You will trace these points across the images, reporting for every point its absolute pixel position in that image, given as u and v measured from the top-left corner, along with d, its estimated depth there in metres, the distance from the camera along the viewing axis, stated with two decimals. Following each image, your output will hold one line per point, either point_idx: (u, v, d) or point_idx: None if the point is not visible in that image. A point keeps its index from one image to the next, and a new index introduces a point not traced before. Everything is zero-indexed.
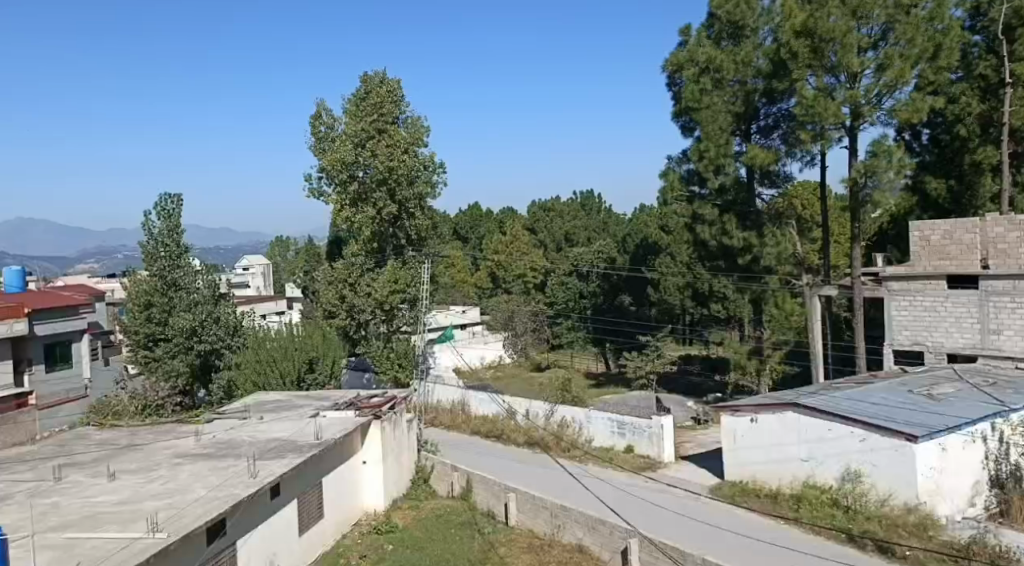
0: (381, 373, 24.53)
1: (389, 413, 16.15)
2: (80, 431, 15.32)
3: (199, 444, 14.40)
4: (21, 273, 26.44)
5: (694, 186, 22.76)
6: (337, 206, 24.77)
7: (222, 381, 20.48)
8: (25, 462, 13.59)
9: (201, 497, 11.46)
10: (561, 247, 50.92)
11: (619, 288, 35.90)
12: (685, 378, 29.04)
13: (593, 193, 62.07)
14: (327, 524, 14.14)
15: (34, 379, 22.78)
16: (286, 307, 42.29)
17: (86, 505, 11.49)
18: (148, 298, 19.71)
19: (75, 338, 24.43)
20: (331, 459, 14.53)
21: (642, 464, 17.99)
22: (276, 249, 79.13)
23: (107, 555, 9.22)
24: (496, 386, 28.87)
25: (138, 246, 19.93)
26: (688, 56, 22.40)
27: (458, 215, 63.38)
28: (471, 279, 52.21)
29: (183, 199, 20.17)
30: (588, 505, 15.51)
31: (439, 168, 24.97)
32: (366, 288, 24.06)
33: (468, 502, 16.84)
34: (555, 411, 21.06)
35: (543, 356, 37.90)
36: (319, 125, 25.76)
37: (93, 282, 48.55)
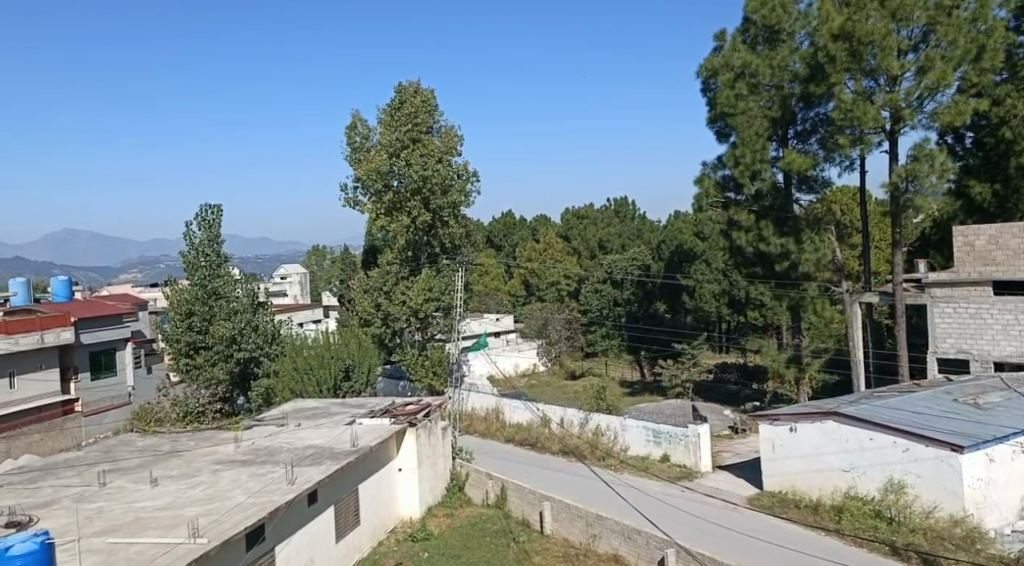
0: (416, 380, 24.63)
1: (424, 420, 16.22)
2: (124, 437, 15.67)
3: (238, 450, 14.62)
4: (67, 283, 27.25)
5: (730, 192, 22.61)
6: (372, 215, 25.05)
7: (260, 389, 20.67)
8: (71, 468, 13.93)
9: (240, 503, 11.63)
10: (595, 255, 50.67)
11: (653, 295, 35.39)
12: (722, 387, 28.71)
13: (626, 199, 61.74)
14: (363, 530, 14.24)
15: (79, 387, 23.31)
16: (322, 316, 42.84)
17: (129, 511, 11.73)
18: (190, 307, 20.03)
19: (119, 346, 25.01)
20: (368, 466, 14.64)
21: (678, 473, 17.80)
22: (313, 259, 80.42)
23: (149, 560, 9.39)
24: (531, 394, 28.85)
25: (180, 255, 20.34)
26: (723, 61, 22.22)
27: (492, 223, 63.69)
28: (504, 287, 52.35)
29: (223, 210, 20.58)
30: (624, 514, 15.37)
31: (473, 177, 25.07)
32: (402, 296, 24.25)
33: (503, 510, 16.82)
34: (590, 419, 21.02)
35: (577, 363, 37.85)
36: (355, 135, 26.07)
37: (138, 292, 49.90)
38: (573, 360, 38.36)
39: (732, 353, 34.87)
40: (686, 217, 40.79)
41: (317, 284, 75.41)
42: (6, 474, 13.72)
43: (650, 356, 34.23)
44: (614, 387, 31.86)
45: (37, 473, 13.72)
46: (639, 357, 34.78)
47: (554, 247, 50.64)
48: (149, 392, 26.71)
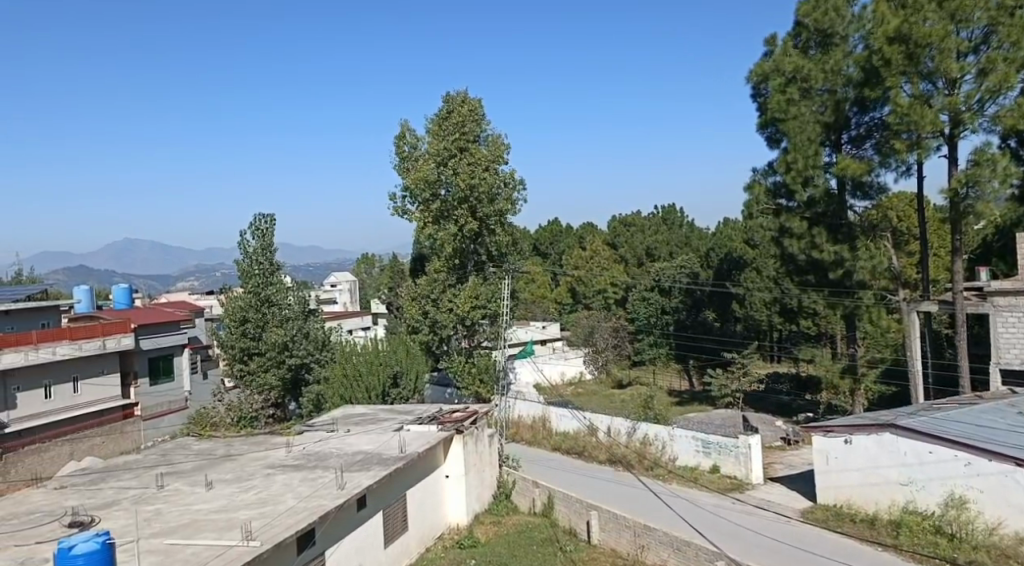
0: (463, 387, 24.67)
1: (471, 427, 16.29)
2: (181, 441, 16.08)
3: (290, 455, 14.86)
4: (128, 290, 28.14)
5: (782, 199, 22.32)
6: (420, 223, 25.35)
7: (311, 395, 21.02)
8: (131, 470, 14.35)
9: (292, 507, 11.82)
10: (642, 262, 50.25)
11: (702, 304, 35.31)
12: (774, 397, 28.18)
13: (673, 205, 61.07)
14: (411, 536, 14.34)
15: (138, 391, 23.97)
16: (371, 323, 43.40)
17: (186, 513, 12.02)
18: (243, 314, 20.53)
19: (177, 352, 25.66)
20: (415, 472, 14.73)
21: (728, 484, 17.51)
22: (362, 267, 81.60)
23: (205, 561, 9.61)
24: (578, 402, 28.72)
25: (235, 263, 20.85)
26: (774, 66, 21.90)
27: (538, 231, 63.83)
28: (551, 295, 52.38)
29: (277, 219, 21.05)
30: (673, 526, 15.18)
31: (520, 185, 25.16)
32: (448, 303, 24.45)
33: (549, 519, 16.75)
34: (637, 428, 20.80)
35: (625, 372, 37.08)
36: (403, 145, 26.40)
37: (197, 299, 51.53)
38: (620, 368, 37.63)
39: (784, 363, 34.24)
40: (737, 224, 39.80)
41: (366, 292, 76.45)
42: (70, 476, 14.20)
43: (698, 365, 33.56)
44: (663, 396, 31.59)
45: (98, 475, 14.15)
46: (687, 365, 34.26)
47: (601, 255, 50.46)
48: (205, 397, 27.33)
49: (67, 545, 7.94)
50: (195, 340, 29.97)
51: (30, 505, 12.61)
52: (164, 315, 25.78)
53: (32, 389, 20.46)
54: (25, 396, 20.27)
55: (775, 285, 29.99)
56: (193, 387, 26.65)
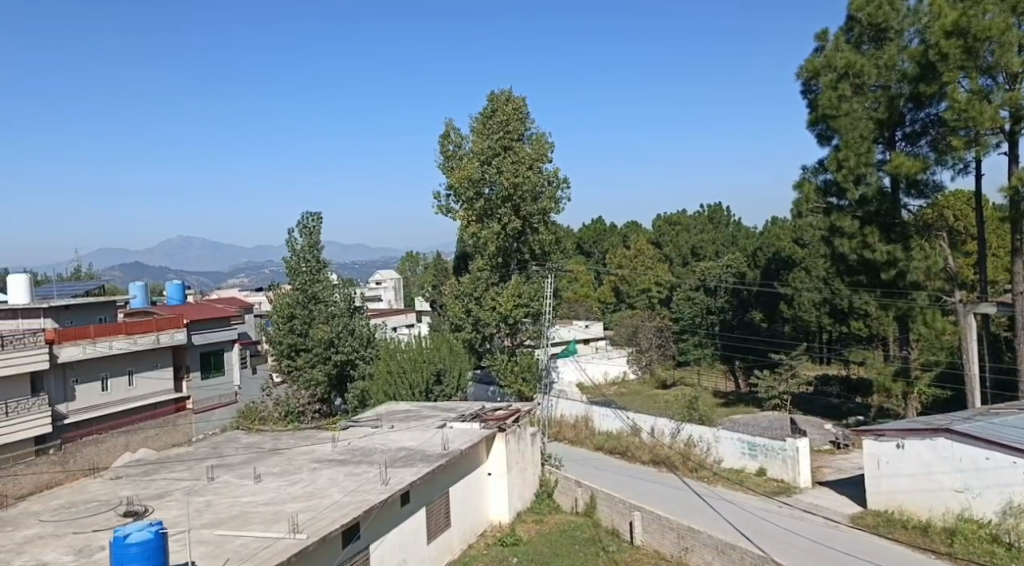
0: (506, 386, 24.72)
1: (513, 426, 16.31)
2: (231, 434, 16.42)
3: (335, 450, 15.07)
4: (180, 287, 28.89)
5: (833, 197, 21.89)
6: (464, 222, 25.50)
7: (356, 390, 21.29)
8: (182, 462, 14.69)
9: (337, 501, 11.96)
10: (687, 262, 49.72)
11: (749, 304, 34.64)
12: (822, 400, 27.67)
13: (719, 204, 60.19)
14: (453, 533, 14.41)
15: (191, 385, 24.61)
16: (415, 320, 43.82)
17: (235, 505, 12.27)
18: (291, 311, 20.93)
19: (228, 347, 26.26)
20: (458, 470, 14.81)
21: (775, 488, 17.25)
22: (406, 264, 81.98)
23: (253, 553, 9.79)
24: (622, 402, 28.59)
25: (282, 261, 21.26)
26: (825, 62, 21.43)
27: (581, 229, 63.64)
28: (594, 294, 52.20)
29: (323, 217, 21.34)
30: (719, 529, 14.96)
31: (564, 184, 25.09)
32: (491, 301, 24.53)
33: (592, 519, 16.68)
34: (681, 429, 20.60)
35: (669, 372, 36.84)
36: (448, 144, 26.56)
37: (245, 296, 52.77)
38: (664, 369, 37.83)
39: (833, 365, 33.55)
40: (785, 223, 38.81)
41: (409, 289, 76.96)
42: (125, 466, 14.62)
43: (744, 366, 33.19)
44: (707, 397, 31.25)
45: (151, 466, 14.53)
46: (732, 367, 33.76)
47: (645, 254, 50.07)
48: (254, 392, 27.88)
49: (121, 534, 8.13)
50: (244, 336, 30.63)
51: (88, 494, 13.02)
52: (215, 311, 26.45)
53: (90, 382, 21.11)
54: (83, 389, 20.93)
55: (826, 285, 29.36)
56: (243, 382, 27.20)
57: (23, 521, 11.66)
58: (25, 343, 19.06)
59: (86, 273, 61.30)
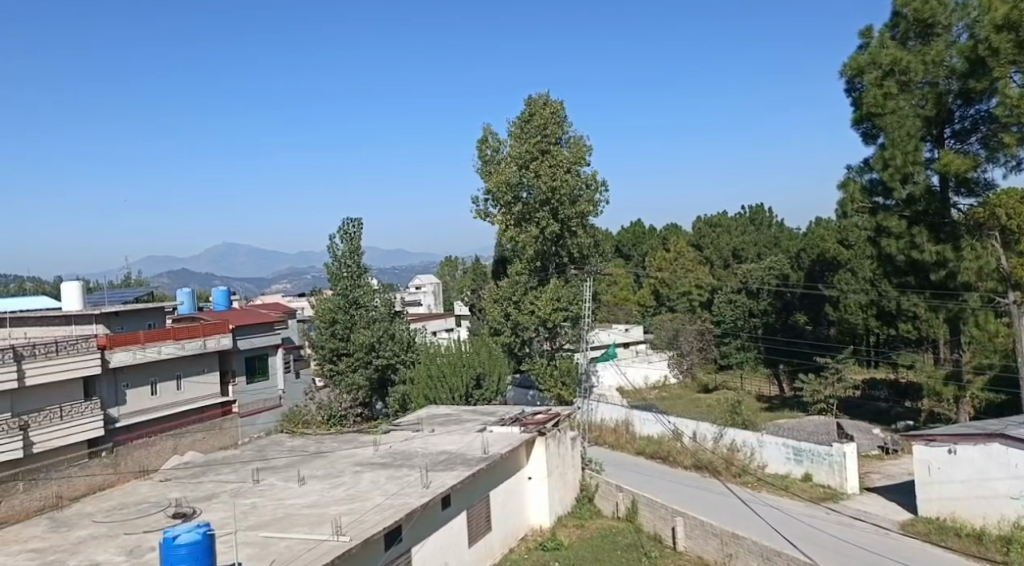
0: (545, 390, 24.67)
1: (553, 430, 16.26)
2: (276, 437, 16.70)
3: (377, 453, 15.20)
4: (226, 294, 29.49)
5: (879, 197, 21.45)
6: (502, 226, 25.57)
7: (397, 394, 21.44)
8: (229, 465, 14.97)
9: (380, 504, 12.06)
10: (729, 263, 49.04)
11: (792, 307, 34.24)
12: (871, 404, 27.04)
13: (762, 205, 59.40)
14: (495, 537, 14.43)
15: (237, 389, 25.09)
16: (455, 325, 44.06)
17: (280, 507, 12.44)
18: (333, 316, 21.36)
19: (272, 351, 26.74)
20: (499, 473, 14.83)
21: (821, 494, 16.93)
22: (446, 269, 82.14)
23: (297, 555, 9.91)
24: (663, 406, 28.36)
25: (324, 267, 21.59)
26: (870, 59, 21.11)
27: (621, 233, 63.35)
28: (633, 298, 51.90)
29: (364, 223, 21.54)
30: (767, 536, 14.63)
31: (602, 186, 24.99)
32: (531, 305, 24.50)
33: (633, 524, 16.52)
34: (724, 434, 20.35)
35: (711, 377, 36.55)
36: (486, 149, 26.67)
37: (289, 302, 53.77)
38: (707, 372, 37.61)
39: (881, 368, 32.58)
40: (828, 224, 37.94)
41: (448, 293, 77.43)
42: (175, 469, 14.96)
43: (789, 370, 33.28)
44: (751, 401, 30.84)
45: (199, 469, 14.85)
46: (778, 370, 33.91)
47: (685, 256, 49.61)
48: (298, 396, 28.25)
49: (171, 535, 8.35)
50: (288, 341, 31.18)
51: (138, 496, 13.35)
52: (260, 316, 27.00)
53: (140, 386, 21.61)
54: (133, 393, 21.44)
55: (874, 287, 28.89)
56: (288, 386, 27.73)
57: (78, 521, 12.00)
58: (79, 349, 19.64)
59: (135, 279, 63.14)
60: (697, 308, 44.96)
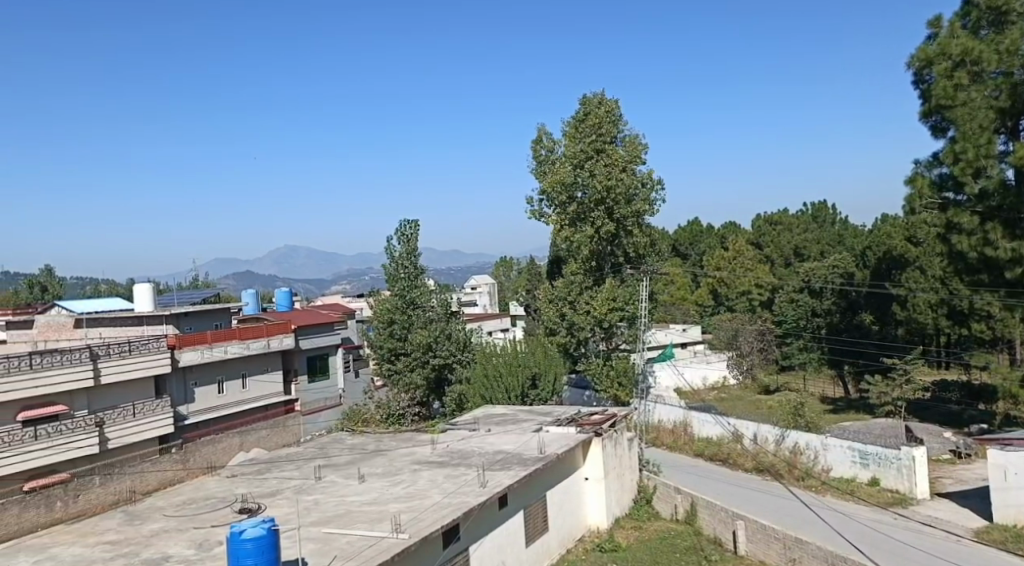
0: (602, 390, 24.54)
1: (610, 430, 16.16)
2: (337, 435, 17.06)
3: (434, 452, 15.37)
4: (288, 295, 30.18)
5: (948, 192, 20.96)
6: (557, 225, 25.62)
7: (454, 394, 21.67)
8: (292, 462, 15.33)
9: (438, 502, 12.18)
10: (790, 262, 48.08)
11: (858, 306, 33.28)
12: (942, 407, 26.17)
13: (824, 202, 57.93)
14: (552, 537, 14.43)
15: (299, 387, 25.69)
16: (511, 324, 44.34)
17: (342, 504, 12.68)
18: (391, 316, 21.64)
19: (331, 351, 27.29)
20: (556, 473, 14.82)
21: (889, 498, 16.44)
22: (501, 269, 82.89)
23: (358, 551, 10.09)
24: (723, 408, 27.92)
25: (382, 268, 21.92)
26: (939, 50, 20.45)
27: (677, 232, 62.64)
28: (691, 297, 51.60)
29: (420, 224, 21.77)
30: (831, 541, 14.28)
31: (658, 185, 24.77)
32: (586, 305, 24.39)
33: (693, 527, 16.32)
34: (786, 436, 19.90)
35: (772, 378, 36.03)
36: (540, 149, 26.70)
37: (350, 303, 54.88)
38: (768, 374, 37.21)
39: (952, 370, 31.89)
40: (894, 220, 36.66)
41: (504, 293, 78.11)
42: (241, 465, 15.40)
43: (854, 370, 32.36)
44: (814, 403, 30.15)
45: (264, 465, 15.26)
46: (842, 371, 32.88)
47: (744, 255, 48.81)
48: (357, 395, 28.73)
49: (238, 529, 8.57)
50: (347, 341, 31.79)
51: (205, 491, 13.77)
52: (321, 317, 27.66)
53: (207, 385, 22.28)
54: (202, 391, 22.14)
55: (943, 284, 27.68)
56: (348, 385, 28.28)
57: (150, 515, 12.45)
58: (150, 348, 20.37)
59: (203, 282, 65.53)
60: (757, 307, 44.75)
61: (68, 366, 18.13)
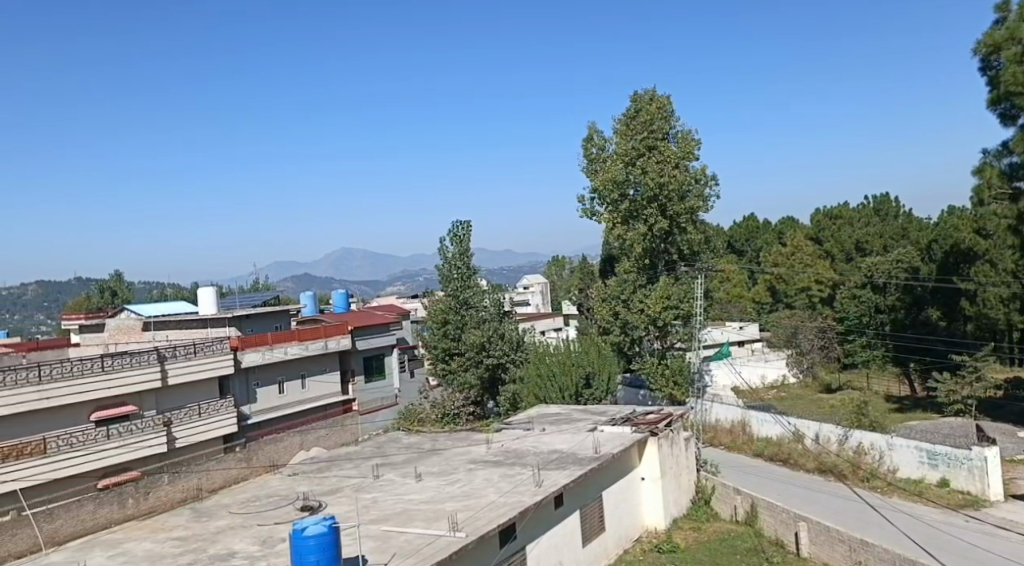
0: (657, 390, 24.27)
1: (666, 430, 16.01)
2: (394, 435, 17.32)
3: (490, 451, 15.45)
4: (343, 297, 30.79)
5: (1020, 182, 20.25)
6: (609, 224, 25.42)
7: (508, 393, 21.81)
8: (351, 460, 15.61)
9: (494, 501, 12.25)
10: (851, 257, 46.74)
11: (924, 301, 32.38)
12: (1016, 405, 25.18)
13: (887, 194, 56.27)
14: (609, 537, 14.36)
15: (356, 388, 26.15)
16: (563, 324, 44.31)
17: (400, 502, 12.85)
18: (445, 316, 21.88)
19: (387, 351, 27.67)
20: (612, 473, 14.75)
21: (961, 501, 15.92)
22: (553, 269, 82.99)
23: (418, 549, 10.22)
24: (781, 407, 27.46)
25: (435, 269, 22.16)
26: (1007, 34, 19.69)
27: (733, 227, 61.65)
28: (748, 294, 50.85)
29: (472, 225, 21.89)
30: (898, 543, 13.89)
31: (711, 181, 24.43)
32: (639, 304, 24.22)
33: (753, 528, 16.04)
34: (850, 436, 19.36)
35: (834, 377, 35.39)
36: (591, 147, 26.60)
37: (405, 304, 55.56)
38: (829, 372, 36.59)
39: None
40: (960, 212, 35.30)
41: (556, 293, 78.03)
42: (302, 464, 15.74)
43: (921, 369, 31.29)
44: (879, 402, 29.34)
45: (324, 464, 15.58)
46: (908, 369, 31.86)
47: (803, 251, 47.70)
48: (413, 395, 29.11)
49: (300, 526, 8.77)
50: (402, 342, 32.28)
51: (268, 489, 14.11)
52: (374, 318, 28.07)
53: (269, 386, 22.84)
54: (264, 391, 22.70)
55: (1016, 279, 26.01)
56: (404, 384, 28.68)
57: (216, 512, 12.82)
58: (214, 349, 20.97)
59: (264, 285, 67.18)
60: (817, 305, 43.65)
61: (138, 367, 18.82)
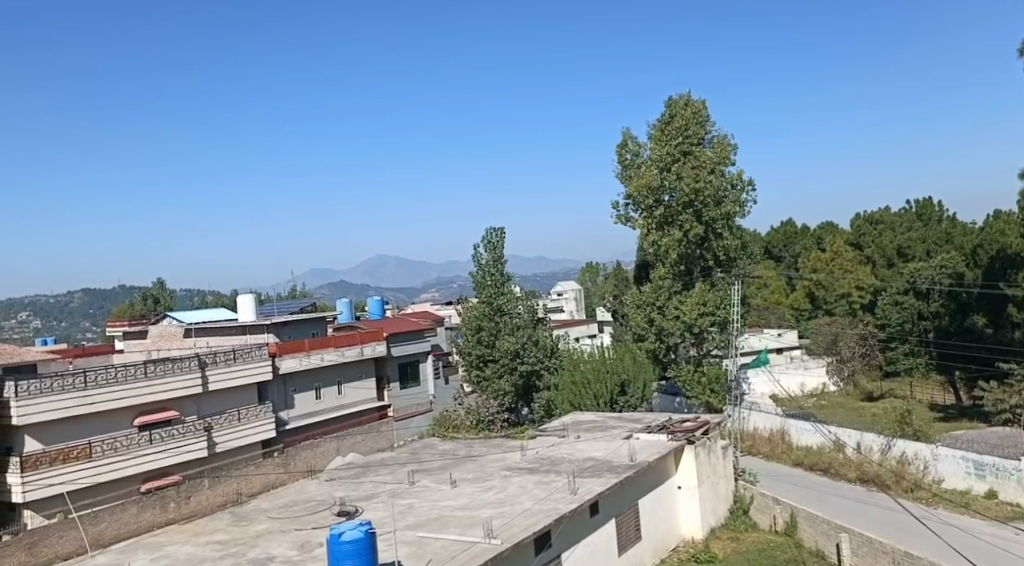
0: (693, 397, 24.14)
1: (702, 438, 15.86)
2: (429, 442, 17.44)
3: (524, 458, 15.43)
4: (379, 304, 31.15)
5: None
6: (644, 230, 25.34)
7: (542, 400, 22.14)
8: (386, 466, 15.72)
9: (528, 508, 12.21)
10: (893, 263, 45.76)
11: (969, 308, 30.93)
12: None
13: (929, 199, 55.07)
14: (646, 546, 14.23)
15: (391, 394, 26.38)
16: (598, 331, 44.25)
17: (434, 508, 12.89)
18: (479, 323, 21.91)
19: (421, 358, 27.92)
20: (647, 481, 14.62)
21: (1009, 513, 15.50)
22: (587, 275, 83.01)
23: (452, 556, 10.22)
24: (821, 415, 27.03)
25: (470, 275, 22.27)
26: None
27: (770, 233, 61.05)
28: (786, 301, 50.23)
29: (506, 231, 21.94)
30: (944, 555, 13.55)
31: (748, 186, 24.19)
32: (675, 311, 24.12)
33: (793, 539, 15.87)
34: (892, 445, 18.96)
35: (875, 385, 34.78)
36: (625, 153, 26.49)
37: (441, 312, 56.01)
38: (870, 380, 35.95)
39: None
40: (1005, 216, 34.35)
41: (591, 299, 78.05)
42: (339, 470, 15.90)
43: (966, 377, 30.66)
44: (923, 411, 28.71)
45: (361, 470, 15.72)
46: (953, 378, 31.33)
47: (842, 256, 47.05)
48: (447, 402, 29.28)
49: (337, 531, 8.83)
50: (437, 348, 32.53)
51: (306, 494, 14.27)
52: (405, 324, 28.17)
53: (305, 391, 23.14)
54: (300, 396, 23.01)
55: None
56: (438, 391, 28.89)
57: (255, 517, 12.98)
58: (251, 355, 21.30)
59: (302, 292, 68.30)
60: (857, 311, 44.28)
61: (179, 373, 19.22)
